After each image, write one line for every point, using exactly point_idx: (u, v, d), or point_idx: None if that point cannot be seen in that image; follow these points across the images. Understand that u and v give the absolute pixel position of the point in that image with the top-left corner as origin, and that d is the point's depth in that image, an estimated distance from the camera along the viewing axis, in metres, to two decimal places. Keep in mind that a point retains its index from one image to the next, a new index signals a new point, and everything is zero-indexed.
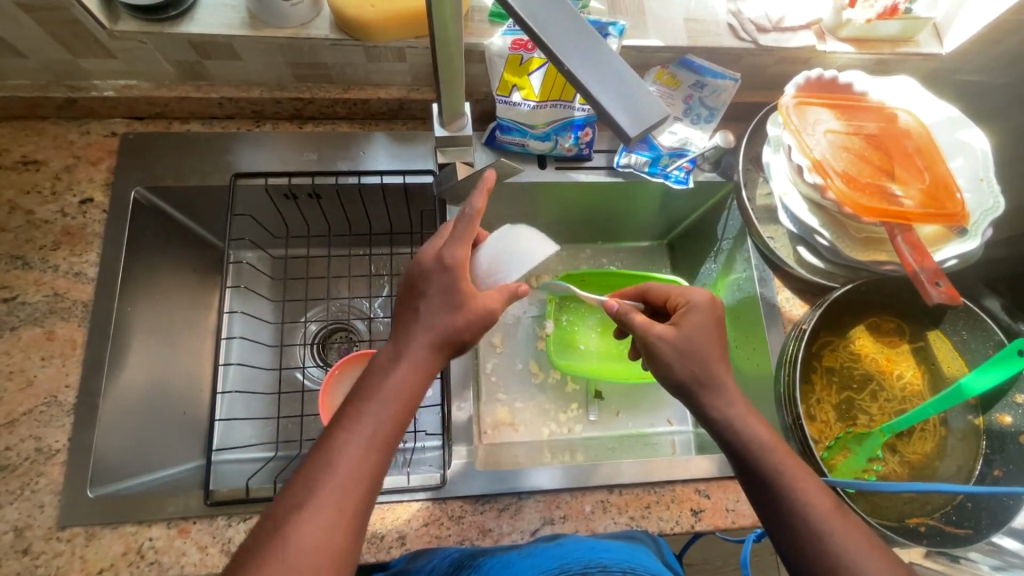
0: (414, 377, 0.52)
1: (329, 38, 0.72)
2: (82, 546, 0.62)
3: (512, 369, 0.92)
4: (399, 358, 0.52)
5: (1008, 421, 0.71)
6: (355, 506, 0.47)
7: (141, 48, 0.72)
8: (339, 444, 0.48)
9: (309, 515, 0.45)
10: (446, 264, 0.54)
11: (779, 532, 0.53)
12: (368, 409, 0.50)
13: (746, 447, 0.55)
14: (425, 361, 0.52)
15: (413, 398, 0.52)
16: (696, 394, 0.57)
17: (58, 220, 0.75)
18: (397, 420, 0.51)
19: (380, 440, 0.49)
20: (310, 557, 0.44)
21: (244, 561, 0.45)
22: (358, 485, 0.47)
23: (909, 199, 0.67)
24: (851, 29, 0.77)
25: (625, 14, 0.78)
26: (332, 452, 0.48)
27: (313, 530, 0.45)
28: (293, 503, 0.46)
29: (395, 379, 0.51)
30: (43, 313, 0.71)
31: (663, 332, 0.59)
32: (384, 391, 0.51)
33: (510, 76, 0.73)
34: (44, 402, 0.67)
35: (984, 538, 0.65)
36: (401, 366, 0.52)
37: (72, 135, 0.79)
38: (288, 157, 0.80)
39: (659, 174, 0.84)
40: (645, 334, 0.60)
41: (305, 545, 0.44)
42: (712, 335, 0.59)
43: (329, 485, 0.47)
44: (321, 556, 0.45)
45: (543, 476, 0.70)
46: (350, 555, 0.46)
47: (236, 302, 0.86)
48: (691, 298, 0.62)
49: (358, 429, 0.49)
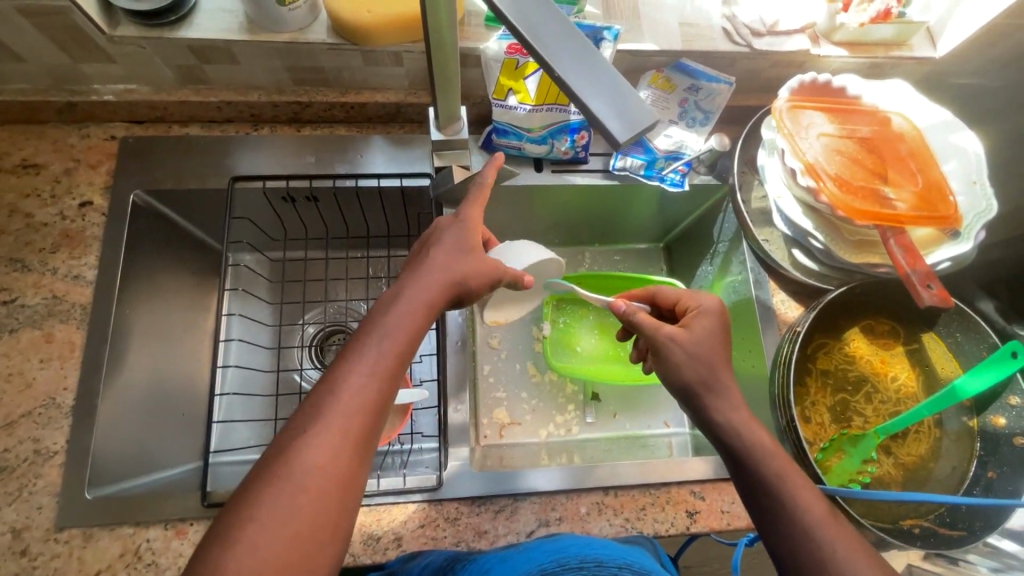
0: (415, 311, 0.52)
1: (326, 43, 0.72)
2: (80, 547, 0.62)
3: (509, 370, 0.92)
4: (403, 295, 0.53)
5: (1002, 423, 0.71)
6: (359, 434, 0.46)
7: (140, 52, 0.72)
8: (344, 374, 0.48)
9: (315, 440, 0.45)
10: (460, 221, 0.59)
11: (774, 539, 0.53)
12: (373, 340, 0.50)
13: (747, 452, 0.55)
14: (428, 298, 0.53)
15: (418, 333, 0.52)
16: (703, 396, 0.58)
17: (58, 223, 0.75)
18: (403, 353, 0.50)
19: (386, 373, 0.49)
20: (316, 482, 0.44)
21: (248, 487, 0.44)
22: (363, 416, 0.47)
23: (901, 202, 0.67)
24: (844, 33, 0.78)
25: (620, 18, 0.79)
26: (336, 382, 0.47)
27: (318, 456, 0.44)
28: (297, 432, 0.45)
29: (400, 314, 0.51)
30: (43, 315, 0.71)
31: (675, 334, 0.60)
32: (386, 324, 0.51)
33: (505, 79, 0.74)
34: (43, 404, 0.68)
35: (978, 540, 0.66)
36: (405, 301, 0.52)
37: (72, 138, 0.80)
38: (286, 161, 0.81)
39: (656, 176, 0.84)
40: (656, 336, 0.60)
41: (311, 471, 0.44)
42: (719, 341, 0.61)
43: (334, 413, 0.46)
44: (326, 483, 0.44)
45: (539, 477, 0.70)
46: (355, 486, 0.46)
47: (234, 305, 0.87)
48: (702, 304, 0.64)
49: (364, 360, 0.48)
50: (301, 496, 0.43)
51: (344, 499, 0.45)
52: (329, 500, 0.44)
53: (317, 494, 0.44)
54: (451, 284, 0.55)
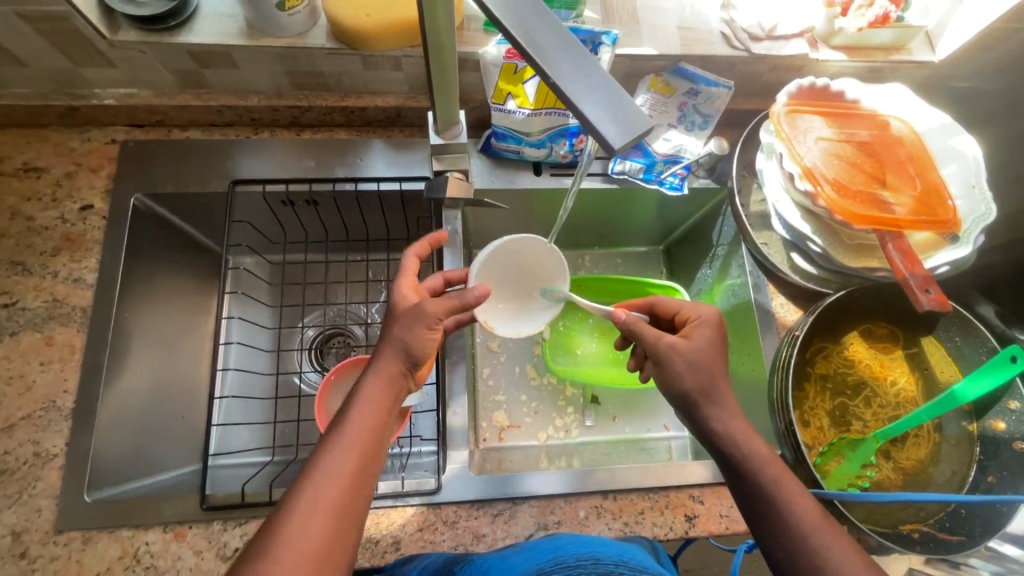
0: (384, 385, 0.56)
1: (325, 47, 0.73)
2: (79, 550, 0.62)
3: (509, 373, 0.92)
4: (370, 376, 0.56)
5: (1002, 427, 0.71)
6: (340, 506, 0.49)
7: (141, 57, 0.73)
8: (316, 464, 0.51)
9: (287, 531, 0.47)
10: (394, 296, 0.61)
11: (774, 547, 0.53)
12: (343, 429, 0.53)
13: (742, 458, 0.55)
14: (394, 378, 0.56)
15: (387, 413, 0.55)
16: (701, 403, 0.57)
17: (59, 226, 0.76)
18: (372, 435, 0.53)
19: (357, 455, 0.52)
20: (290, 575, 0.45)
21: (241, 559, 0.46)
22: (339, 495, 0.49)
23: (899, 206, 0.67)
24: (843, 37, 0.78)
25: (619, 23, 0.79)
26: (317, 459, 0.51)
27: (292, 548, 0.46)
28: (283, 508, 0.49)
29: (368, 396, 0.55)
30: (43, 318, 0.72)
31: (677, 343, 0.59)
32: (359, 401, 0.55)
33: (504, 84, 0.74)
34: (43, 407, 0.68)
35: (978, 544, 0.65)
36: (373, 381, 0.56)
37: (73, 142, 0.80)
38: (286, 164, 0.81)
39: (654, 180, 0.84)
40: (658, 347, 0.60)
41: (284, 565, 0.45)
42: (718, 352, 0.60)
43: (314, 488, 0.49)
44: (304, 560, 0.46)
45: (537, 481, 0.70)
46: (331, 575, 0.47)
47: (234, 307, 0.87)
48: (700, 314, 0.63)
49: (336, 447, 0.52)
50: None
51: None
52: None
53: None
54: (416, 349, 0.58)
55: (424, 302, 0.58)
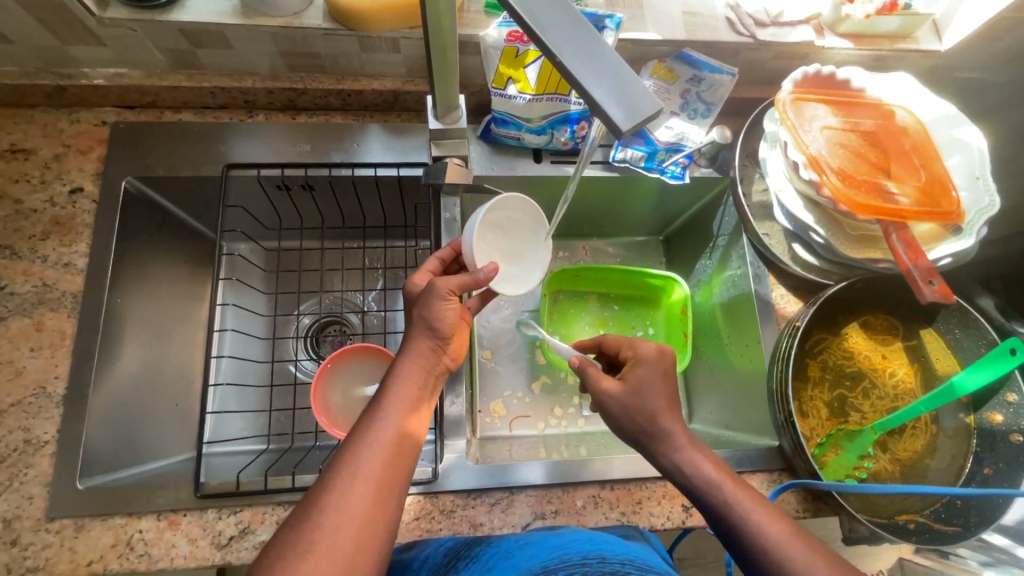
0: (414, 363, 0.57)
1: (322, 28, 0.71)
2: (71, 537, 0.61)
3: (507, 362, 0.92)
4: (404, 354, 0.58)
5: (999, 419, 0.71)
6: (380, 475, 0.49)
7: (131, 36, 0.71)
8: (355, 438, 0.51)
9: (330, 499, 0.47)
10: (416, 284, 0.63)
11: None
12: (380, 402, 0.54)
13: (717, 512, 0.53)
14: (426, 355, 0.58)
15: (421, 390, 0.56)
16: None
17: (48, 210, 0.74)
18: (409, 408, 0.54)
19: (395, 424, 0.53)
20: (335, 537, 0.45)
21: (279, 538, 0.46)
22: (376, 465, 0.50)
23: (904, 196, 0.66)
24: (849, 24, 0.77)
25: (622, 7, 0.77)
26: (355, 435, 0.52)
27: (335, 517, 0.46)
28: (319, 482, 0.49)
29: (402, 371, 0.56)
30: (32, 304, 0.70)
31: (607, 386, 0.60)
32: (393, 381, 0.55)
33: (505, 68, 0.72)
34: (33, 393, 0.67)
35: (972, 536, 0.65)
36: (407, 358, 0.57)
37: (62, 123, 0.78)
38: (281, 149, 0.79)
39: (656, 168, 0.83)
40: (595, 390, 0.61)
41: (328, 531, 0.45)
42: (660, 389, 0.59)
43: (351, 461, 0.49)
44: (343, 527, 0.46)
45: (532, 470, 0.70)
46: (373, 541, 0.47)
47: (229, 294, 0.86)
48: (638, 353, 0.62)
49: (376, 417, 0.53)
50: (319, 551, 0.44)
51: (362, 554, 0.46)
52: (347, 555, 0.45)
53: (333, 550, 0.45)
54: (438, 335, 0.59)
55: (438, 278, 0.59)
